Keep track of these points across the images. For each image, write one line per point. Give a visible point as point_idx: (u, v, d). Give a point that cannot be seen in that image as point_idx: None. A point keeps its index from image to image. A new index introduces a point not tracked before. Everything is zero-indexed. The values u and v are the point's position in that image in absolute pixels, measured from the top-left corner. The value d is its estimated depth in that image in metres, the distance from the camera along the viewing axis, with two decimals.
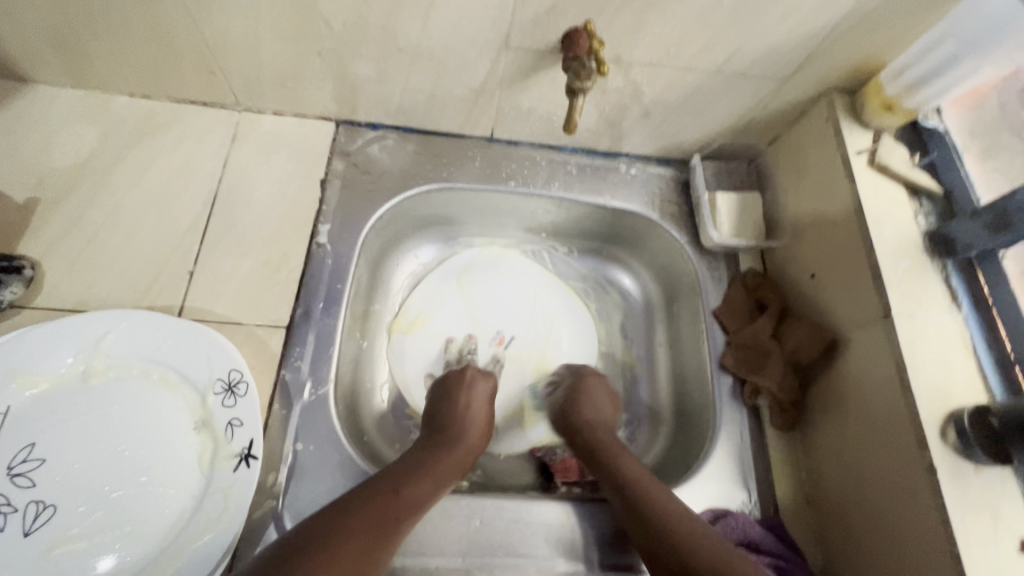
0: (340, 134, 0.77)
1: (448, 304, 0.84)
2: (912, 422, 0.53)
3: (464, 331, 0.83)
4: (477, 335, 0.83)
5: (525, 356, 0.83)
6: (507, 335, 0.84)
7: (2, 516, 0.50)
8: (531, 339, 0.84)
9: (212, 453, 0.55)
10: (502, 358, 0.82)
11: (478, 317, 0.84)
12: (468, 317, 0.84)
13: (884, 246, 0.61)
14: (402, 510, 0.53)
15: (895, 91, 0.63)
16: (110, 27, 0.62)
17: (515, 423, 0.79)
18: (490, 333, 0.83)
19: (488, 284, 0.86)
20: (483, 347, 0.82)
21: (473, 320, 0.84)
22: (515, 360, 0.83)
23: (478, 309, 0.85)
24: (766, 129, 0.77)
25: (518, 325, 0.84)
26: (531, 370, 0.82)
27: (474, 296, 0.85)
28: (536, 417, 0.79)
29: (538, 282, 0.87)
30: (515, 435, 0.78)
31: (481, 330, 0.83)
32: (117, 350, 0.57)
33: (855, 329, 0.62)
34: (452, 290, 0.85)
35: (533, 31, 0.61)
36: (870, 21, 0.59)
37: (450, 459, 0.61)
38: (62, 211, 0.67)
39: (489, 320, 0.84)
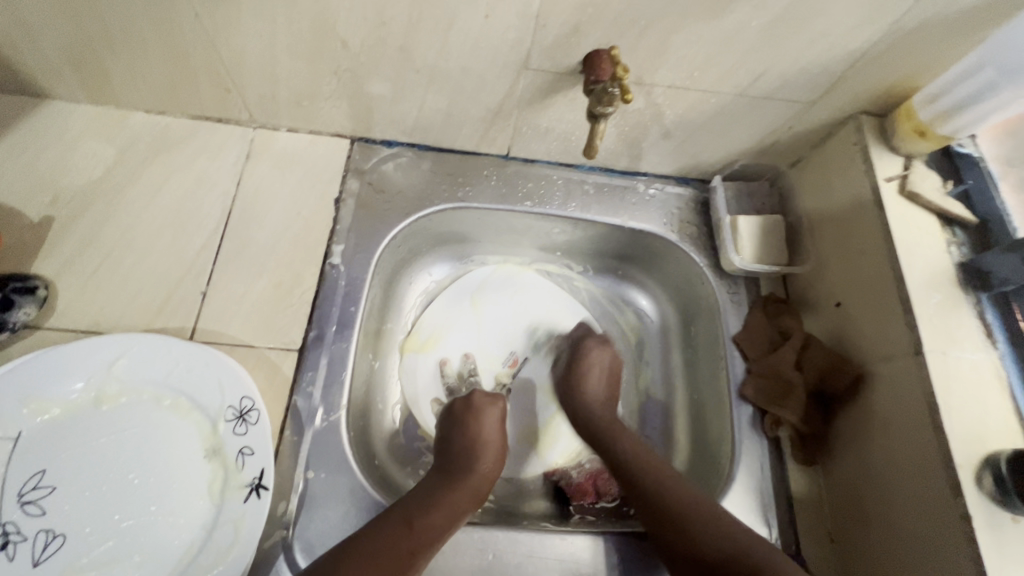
0: (355, 152, 0.76)
1: (461, 324, 0.83)
2: (944, 469, 0.51)
3: (477, 351, 0.82)
4: (490, 355, 0.82)
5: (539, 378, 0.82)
6: (520, 356, 0.82)
7: (12, 545, 0.50)
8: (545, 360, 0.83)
9: (223, 482, 0.54)
10: (515, 380, 0.81)
11: (491, 337, 0.83)
12: (481, 336, 0.83)
13: (916, 277, 0.59)
14: (417, 542, 0.53)
15: (928, 117, 0.61)
16: (128, 45, 0.62)
17: (529, 445, 0.77)
18: (503, 353, 0.82)
19: (502, 303, 0.85)
20: (497, 368, 0.81)
21: (487, 339, 0.83)
22: (528, 381, 0.81)
23: (492, 328, 0.83)
24: (790, 151, 0.75)
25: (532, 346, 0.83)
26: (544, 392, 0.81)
27: (488, 315, 0.84)
28: (550, 438, 0.78)
29: (553, 301, 0.86)
30: (528, 457, 0.76)
31: (494, 350, 0.82)
32: (129, 375, 0.57)
33: (883, 362, 0.59)
34: (465, 309, 0.83)
35: (553, 53, 0.59)
36: (903, 45, 0.57)
37: (465, 492, 0.60)
38: (76, 230, 0.67)
39: (503, 340, 0.83)
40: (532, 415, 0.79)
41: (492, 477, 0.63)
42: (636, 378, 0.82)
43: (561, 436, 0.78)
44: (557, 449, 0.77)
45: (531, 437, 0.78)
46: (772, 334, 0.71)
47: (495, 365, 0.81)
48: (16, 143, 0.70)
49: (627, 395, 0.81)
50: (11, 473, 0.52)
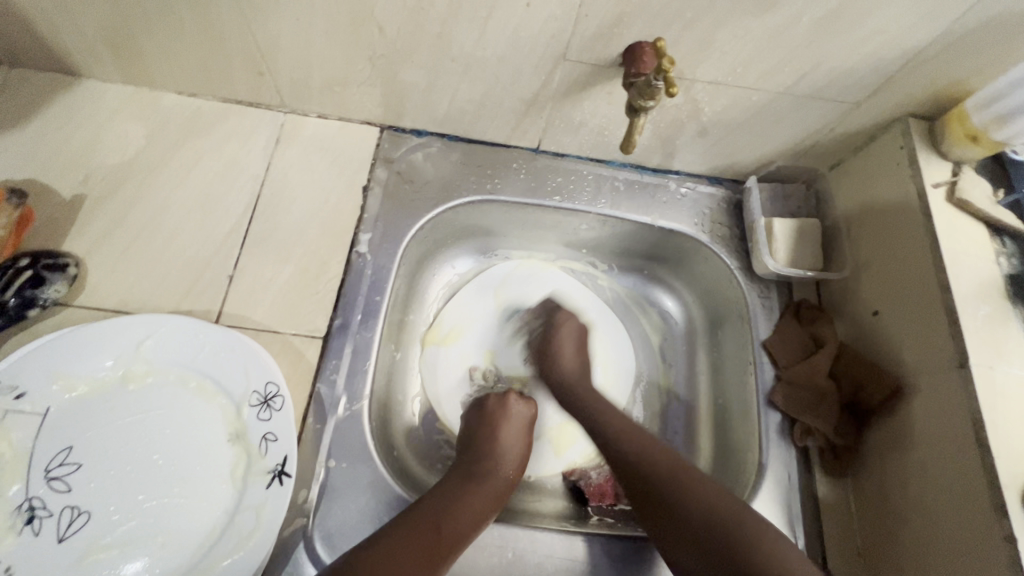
0: (384, 140, 0.75)
1: (484, 318, 0.81)
2: (989, 490, 0.49)
3: (500, 346, 0.80)
4: (512, 351, 0.80)
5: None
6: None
7: (37, 520, 0.50)
8: None
9: (245, 468, 0.54)
10: (538, 376, 0.79)
11: (514, 333, 0.81)
12: (503, 331, 0.81)
13: (962, 288, 0.56)
14: (433, 540, 0.52)
15: (981, 122, 0.58)
16: (164, 26, 0.61)
17: (548, 444, 0.76)
18: (525, 348, 0.80)
19: (526, 299, 0.83)
20: (519, 363, 0.79)
21: (509, 335, 0.81)
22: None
23: (514, 323, 0.82)
24: (829, 153, 0.72)
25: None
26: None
27: (511, 309, 0.82)
28: (570, 438, 0.77)
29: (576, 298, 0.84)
30: (548, 456, 0.75)
31: (516, 345, 0.81)
32: (156, 356, 0.57)
33: (923, 375, 0.57)
34: (489, 302, 0.82)
35: (593, 44, 0.58)
36: (960, 45, 0.55)
37: (484, 491, 0.59)
38: (107, 209, 0.67)
39: (525, 335, 0.81)
40: (554, 413, 0.78)
41: (512, 482, 0.62)
42: (660, 380, 0.81)
43: (581, 436, 0.77)
44: (576, 449, 0.76)
45: (553, 435, 0.77)
46: (804, 341, 0.69)
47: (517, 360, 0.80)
48: (51, 121, 0.70)
49: (649, 397, 0.79)
50: (39, 448, 0.52)
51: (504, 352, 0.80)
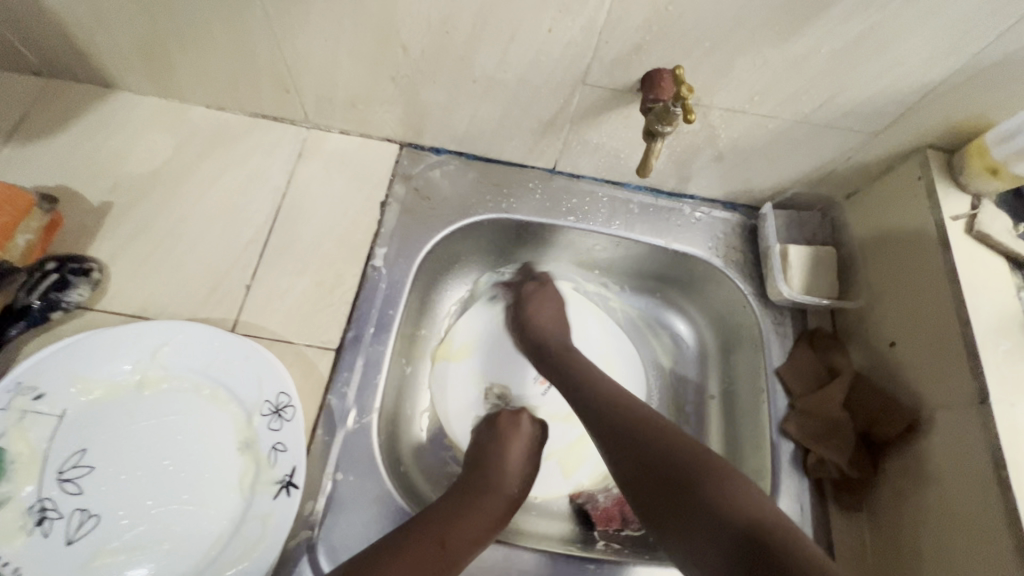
0: (403, 157, 0.77)
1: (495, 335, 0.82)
2: (1010, 531, 0.47)
3: (509, 365, 0.80)
4: (521, 370, 0.80)
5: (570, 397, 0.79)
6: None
7: (48, 521, 0.50)
8: None
9: (254, 477, 0.54)
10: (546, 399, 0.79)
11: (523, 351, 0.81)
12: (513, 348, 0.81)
13: (982, 322, 0.55)
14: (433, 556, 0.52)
15: (1001, 156, 0.58)
16: (197, 41, 0.64)
17: (556, 467, 0.75)
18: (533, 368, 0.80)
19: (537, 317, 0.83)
20: (528, 383, 0.79)
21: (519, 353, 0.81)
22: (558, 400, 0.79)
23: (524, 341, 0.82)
24: (845, 182, 0.72)
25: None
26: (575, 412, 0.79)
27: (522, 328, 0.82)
28: (578, 459, 0.76)
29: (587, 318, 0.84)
30: (554, 478, 0.75)
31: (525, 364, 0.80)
32: (172, 362, 0.58)
33: (942, 411, 0.56)
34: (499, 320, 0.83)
35: (613, 69, 0.59)
36: (981, 78, 0.55)
37: (483, 506, 0.58)
38: (133, 216, 0.68)
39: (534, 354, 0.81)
40: (562, 433, 0.78)
41: (513, 505, 0.61)
42: (670, 405, 0.80)
43: (587, 458, 0.76)
44: (583, 472, 0.76)
45: (562, 456, 0.76)
46: (818, 370, 0.68)
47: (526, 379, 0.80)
48: (83, 130, 0.73)
49: None
50: (53, 449, 0.53)
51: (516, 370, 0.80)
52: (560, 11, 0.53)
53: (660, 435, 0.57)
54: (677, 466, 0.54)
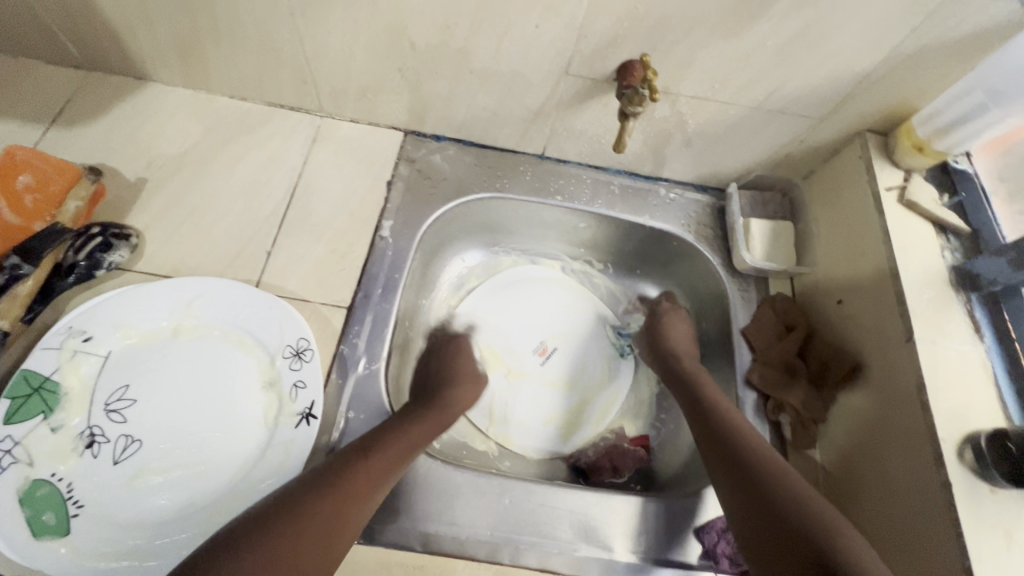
0: (407, 143, 0.86)
1: (496, 310, 0.89)
2: (931, 443, 0.55)
3: (512, 337, 0.87)
4: (521, 343, 0.87)
5: (568, 367, 0.86)
6: (550, 347, 0.87)
7: (97, 444, 0.57)
8: (573, 351, 0.88)
9: (277, 410, 0.62)
10: (546, 368, 0.86)
11: (524, 326, 0.88)
12: (514, 323, 0.88)
13: (910, 275, 0.64)
14: (377, 468, 0.57)
15: (925, 134, 0.68)
16: (228, 37, 0.72)
17: (555, 431, 0.82)
18: (534, 342, 0.87)
19: (538, 291, 0.92)
20: (527, 356, 0.86)
21: (519, 328, 0.88)
22: (557, 371, 0.86)
23: (524, 316, 0.89)
24: (801, 164, 0.82)
25: (560, 337, 0.88)
26: (572, 381, 0.86)
27: (522, 302, 0.90)
28: (576, 424, 0.83)
29: (572, 297, 0.92)
30: (553, 440, 0.81)
31: (525, 337, 0.88)
32: (203, 312, 0.65)
33: (879, 352, 0.64)
34: (500, 295, 0.90)
35: (592, 61, 0.68)
36: (903, 69, 0.64)
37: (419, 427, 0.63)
38: (165, 191, 0.76)
39: (533, 328, 0.88)
40: (561, 400, 0.84)
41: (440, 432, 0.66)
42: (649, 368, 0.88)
43: (584, 423, 0.83)
44: (580, 435, 0.82)
45: (562, 423, 0.82)
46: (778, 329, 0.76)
47: (524, 350, 0.87)
48: (120, 116, 0.81)
49: (639, 382, 0.88)
50: (101, 384, 0.60)
51: (514, 346, 0.87)
52: (545, 11, 0.63)
53: (793, 493, 0.55)
54: (802, 524, 0.52)
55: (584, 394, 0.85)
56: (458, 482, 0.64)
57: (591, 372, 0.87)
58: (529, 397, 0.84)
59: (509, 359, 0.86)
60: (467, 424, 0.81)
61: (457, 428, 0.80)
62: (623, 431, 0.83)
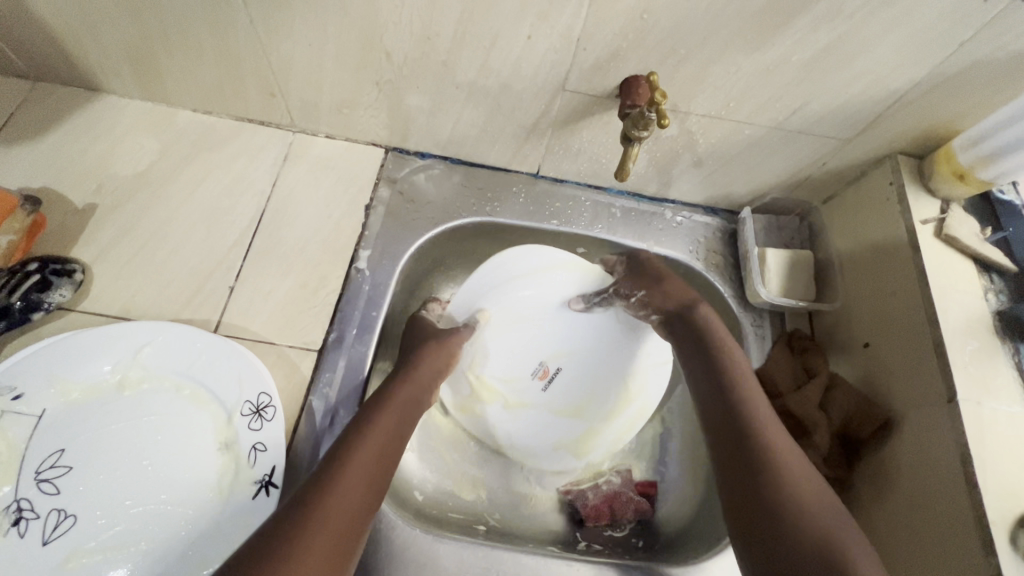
0: (388, 161, 0.78)
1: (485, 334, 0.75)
2: (977, 528, 0.48)
3: (506, 360, 0.75)
4: (517, 369, 0.75)
5: (580, 381, 0.76)
6: (551, 368, 0.76)
7: (24, 521, 0.50)
8: (580, 369, 0.76)
9: (233, 477, 0.55)
10: (550, 391, 0.76)
11: (520, 347, 0.76)
12: (508, 344, 0.75)
13: (951, 322, 0.57)
14: (370, 468, 0.51)
15: (968, 160, 0.60)
16: (183, 45, 0.64)
17: (569, 452, 0.76)
18: (533, 363, 0.76)
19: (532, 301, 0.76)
20: (526, 382, 0.76)
21: (514, 351, 0.76)
22: (565, 391, 0.76)
23: (519, 334, 0.76)
24: (822, 187, 0.74)
25: (563, 354, 0.76)
26: (586, 399, 0.76)
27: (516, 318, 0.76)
28: (592, 442, 0.75)
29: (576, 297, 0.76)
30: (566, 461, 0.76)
31: (522, 358, 0.76)
32: (152, 362, 0.58)
33: (913, 410, 0.57)
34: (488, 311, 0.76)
35: (592, 76, 0.60)
36: (946, 88, 0.57)
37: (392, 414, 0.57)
38: (118, 218, 0.69)
39: (531, 347, 0.76)
40: (571, 423, 0.76)
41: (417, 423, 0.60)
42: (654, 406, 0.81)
43: (602, 443, 0.76)
44: (599, 450, 0.76)
45: (578, 444, 0.76)
46: (796, 372, 0.69)
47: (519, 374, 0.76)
48: (68, 133, 0.73)
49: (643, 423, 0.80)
50: (32, 450, 0.53)
51: (508, 374, 0.75)
52: (539, 20, 0.55)
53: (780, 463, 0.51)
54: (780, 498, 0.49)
55: (600, 412, 0.76)
56: (440, 554, 0.58)
57: (604, 390, 0.76)
58: (534, 418, 0.76)
59: (504, 385, 0.75)
60: (453, 472, 0.74)
61: (443, 476, 0.73)
62: (628, 474, 0.76)
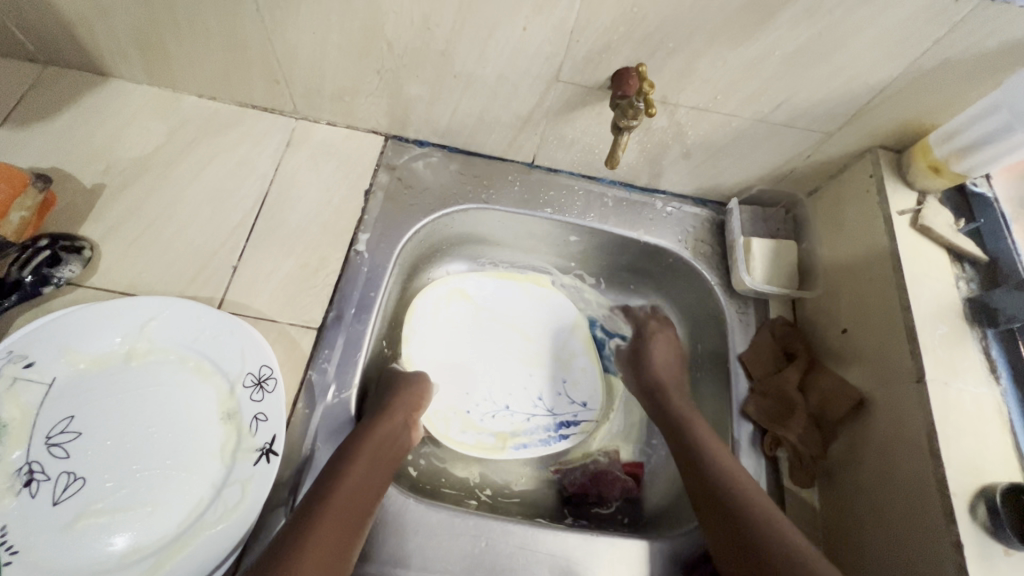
0: (387, 148, 0.80)
1: (468, 444, 0.76)
2: (941, 498, 0.51)
3: (472, 384, 0.80)
4: (498, 388, 0.80)
5: (546, 352, 0.84)
6: (520, 379, 0.82)
7: (36, 482, 0.53)
8: (537, 375, 0.82)
9: (235, 445, 0.57)
10: (538, 387, 0.81)
11: (477, 369, 0.81)
12: (469, 391, 0.79)
13: (922, 307, 0.60)
14: (353, 500, 0.56)
15: (942, 154, 0.63)
16: (191, 33, 0.66)
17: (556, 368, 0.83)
18: (506, 385, 0.81)
19: (474, 288, 0.85)
20: (505, 387, 0.81)
21: (477, 393, 0.79)
22: (544, 368, 0.83)
23: (467, 351, 0.82)
24: (807, 179, 0.76)
25: (524, 381, 0.82)
26: (561, 359, 0.84)
27: (458, 318, 0.83)
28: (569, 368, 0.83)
29: (511, 363, 0.82)
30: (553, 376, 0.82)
31: (491, 403, 0.79)
32: (159, 335, 0.60)
33: (885, 390, 0.60)
34: (421, 345, 0.79)
35: (584, 67, 0.63)
36: (922, 84, 0.59)
37: (383, 436, 0.61)
38: (125, 198, 0.71)
39: (487, 340, 0.83)
40: (547, 367, 0.83)
41: (405, 442, 0.64)
42: None
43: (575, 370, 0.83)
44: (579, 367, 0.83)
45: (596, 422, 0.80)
46: (777, 356, 0.72)
47: (510, 433, 0.78)
48: (77, 116, 0.75)
49: (631, 406, 0.83)
50: (43, 415, 0.56)
51: (489, 391, 0.80)
52: (534, 12, 0.57)
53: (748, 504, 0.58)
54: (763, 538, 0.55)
55: (586, 367, 0.83)
56: (432, 522, 0.60)
57: (561, 369, 0.83)
58: (545, 439, 0.78)
59: (516, 448, 0.76)
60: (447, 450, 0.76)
61: (437, 454, 0.76)
62: (615, 455, 0.79)
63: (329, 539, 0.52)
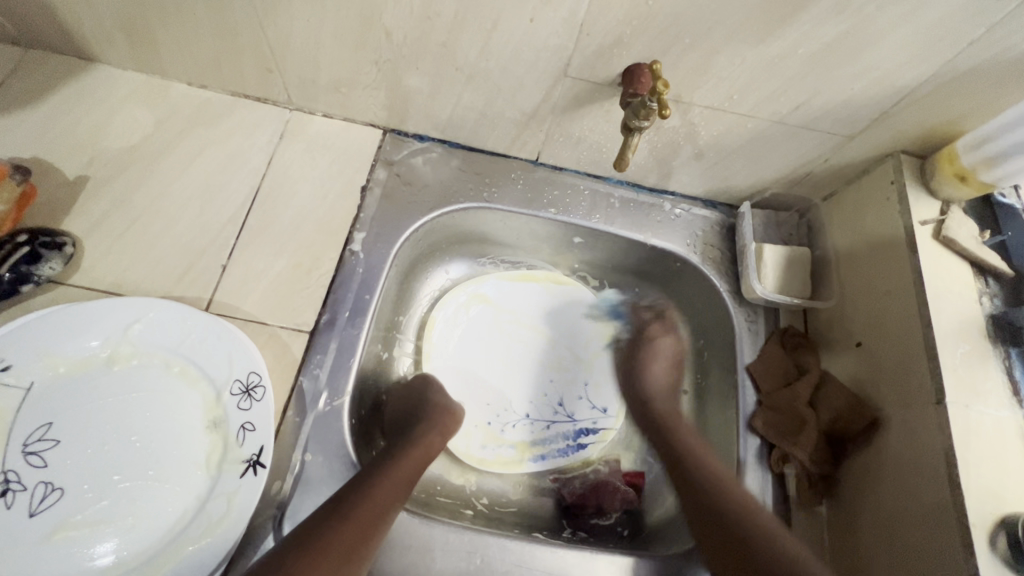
0: (386, 142, 0.77)
1: (487, 460, 0.74)
2: (959, 528, 0.49)
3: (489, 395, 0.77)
4: (520, 397, 0.78)
5: (568, 355, 0.81)
6: (546, 384, 0.79)
7: (12, 493, 0.51)
8: (563, 380, 0.80)
9: (221, 455, 0.55)
10: (560, 393, 0.79)
11: (483, 373, 0.78)
12: (492, 403, 0.77)
13: (944, 324, 0.57)
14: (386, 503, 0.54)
15: (971, 162, 0.59)
16: (178, 18, 0.63)
17: (579, 373, 0.80)
18: (523, 390, 0.79)
19: (494, 290, 0.82)
20: (525, 395, 0.78)
21: (498, 403, 0.77)
22: (565, 372, 0.80)
23: (480, 356, 0.79)
24: (824, 184, 0.73)
25: (546, 386, 0.79)
26: (583, 361, 0.81)
27: (478, 322, 0.81)
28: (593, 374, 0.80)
29: (531, 370, 0.80)
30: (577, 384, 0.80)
31: (511, 413, 0.77)
32: (142, 339, 0.58)
33: (901, 409, 0.58)
34: (442, 352, 0.78)
35: (594, 62, 0.59)
36: (953, 87, 0.56)
37: (418, 451, 0.61)
38: (110, 191, 0.68)
39: (507, 344, 0.80)
40: (571, 373, 0.80)
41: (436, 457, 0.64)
42: None
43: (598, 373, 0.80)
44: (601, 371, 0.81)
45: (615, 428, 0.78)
46: (788, 369, 0.69)
47: (530, 442, 0.76)
48: (61, 103, 0.72)
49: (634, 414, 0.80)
50: (20, 422, 0.53)
51: (510, 401, 0.78)
52: (541, 3, 0.53)
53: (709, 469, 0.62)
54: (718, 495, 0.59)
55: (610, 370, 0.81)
56: (426, 537, 0.58)
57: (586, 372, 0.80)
58: (562, 449, 0.76)
59: (536, 461, 0.75)
60: (443, 458, 0.74)
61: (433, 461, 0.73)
62: (616, 464, 0.77)
63: (357, 538, 0.50)
